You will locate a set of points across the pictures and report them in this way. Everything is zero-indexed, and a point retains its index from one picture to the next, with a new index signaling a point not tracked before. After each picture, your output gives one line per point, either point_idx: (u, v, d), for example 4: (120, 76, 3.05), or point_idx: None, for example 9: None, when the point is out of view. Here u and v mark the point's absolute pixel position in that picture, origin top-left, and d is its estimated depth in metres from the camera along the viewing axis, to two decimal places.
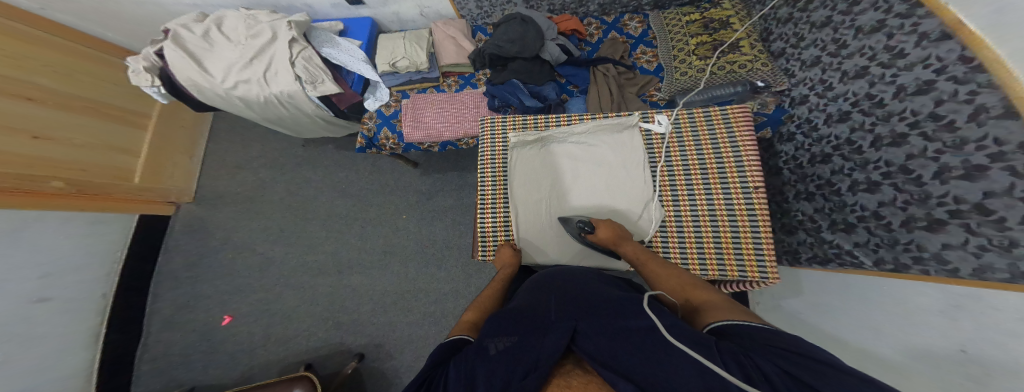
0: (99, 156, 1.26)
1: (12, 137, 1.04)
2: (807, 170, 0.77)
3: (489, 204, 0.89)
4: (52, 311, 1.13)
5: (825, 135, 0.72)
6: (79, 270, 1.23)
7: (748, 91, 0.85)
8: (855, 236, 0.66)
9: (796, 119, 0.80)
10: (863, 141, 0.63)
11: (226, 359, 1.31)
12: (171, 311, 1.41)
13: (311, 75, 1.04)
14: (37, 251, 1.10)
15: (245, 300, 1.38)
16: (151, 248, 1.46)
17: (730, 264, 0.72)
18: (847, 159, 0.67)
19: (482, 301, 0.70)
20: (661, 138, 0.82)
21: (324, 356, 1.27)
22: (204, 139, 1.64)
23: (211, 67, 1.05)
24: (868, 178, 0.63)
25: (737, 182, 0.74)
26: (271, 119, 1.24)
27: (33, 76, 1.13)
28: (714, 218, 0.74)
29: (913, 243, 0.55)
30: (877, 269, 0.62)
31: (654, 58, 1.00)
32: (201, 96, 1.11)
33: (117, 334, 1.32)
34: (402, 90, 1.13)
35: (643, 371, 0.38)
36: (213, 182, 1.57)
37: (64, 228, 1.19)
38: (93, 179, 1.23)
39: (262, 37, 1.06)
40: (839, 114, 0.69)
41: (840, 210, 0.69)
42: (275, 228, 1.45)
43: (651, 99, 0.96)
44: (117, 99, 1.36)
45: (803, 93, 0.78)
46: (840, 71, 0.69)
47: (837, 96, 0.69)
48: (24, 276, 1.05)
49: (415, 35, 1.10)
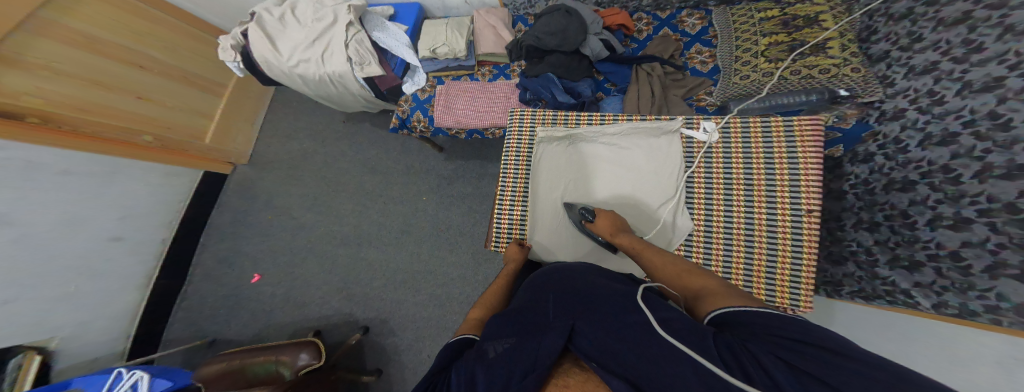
0: (184, 118, 1.45)
1: (121, 97, 1.25)
2: (877, 197, 0.64)
3: (508, 196, 0.87)
4: (123, 248, 1.32)
5: (914, 159, 0.59)
6: (150, 216, 1.41)
7: (826, 101, 0.74)
8: (919, 276, 0.56)
9: (880, 138, 0.66)
10: (965, 170, 0.51)
11: (249, 315, 1.43)
12: (211, 264, 1.55)
13: (360, 58, 1.11)
14: (119, 196, 1.30)
15: (274, 261, 1.49)
16: (210, 203, 1.63)
17: (758, 286, 0.66)
18: (936, 189, 0.54)
19: (488, 298, 0.68)
20: (704, 146, 0.74)
21: (333, 325, 1.32)
22: (265, 109, 1.80)
23: (282, 47, 1.17)
24: (956, 213, 0.52)
25: (786, 203, 0.65)
26: (322, 96, 1.33)
27: (148, 49, 1.33)
28: (749, 237, 0.68)
29: (993, 291, 0.47)
30: (937, 312, 0.53)
31: (710, 58, 0.93)
32: (270, 72, 1.22)
33: (165, 280, 1.48)
34: (438, 76, 1.16)
35: (648, 377, 0.34)
36: (265, 148, 1.72)
37: (145, 178, 1.38)
38: (175, 137, 1.42)
39: (324, 21, 1.13)
40: (942, 134, 0.55)
41: (909, 244, 0.57)
42: (310, 197, 1.55)
43: (698, 104, 0.89)
44: (205, 71, 1.55)
45: (899, 107, 0.64)
46: (961, 81, 0.54)
47: (946, 112, 0.55)
48: (102, 216, 1.24)
49: (457, 22, 1.12)
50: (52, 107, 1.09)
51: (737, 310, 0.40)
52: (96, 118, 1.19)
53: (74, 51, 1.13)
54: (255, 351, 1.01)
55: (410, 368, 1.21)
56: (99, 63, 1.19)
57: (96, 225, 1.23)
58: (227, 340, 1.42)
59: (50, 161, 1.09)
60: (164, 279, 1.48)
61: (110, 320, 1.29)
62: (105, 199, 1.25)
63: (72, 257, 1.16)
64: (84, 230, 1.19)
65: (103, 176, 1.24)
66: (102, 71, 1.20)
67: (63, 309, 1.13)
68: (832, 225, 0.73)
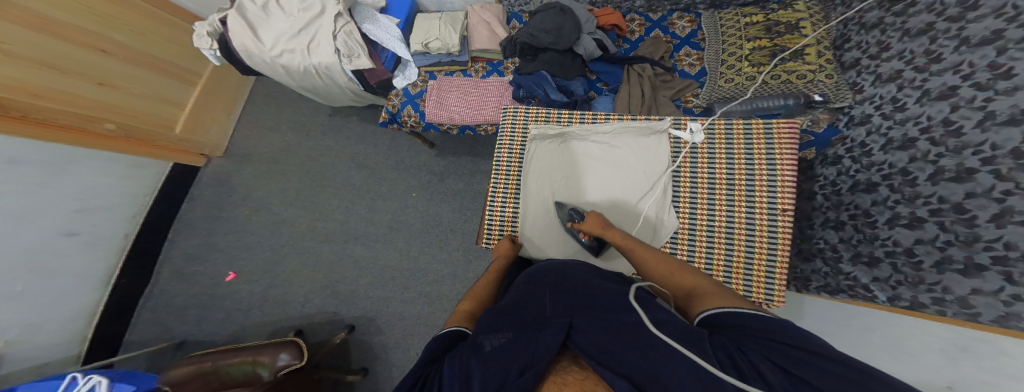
0: (151, 107, 1.36)
1: (80, 82, 1.16)
2: (844, 198, 0.69)
3: (500, 192, 0.87)
4: (78, 245, 1.22)
5: (877, 163, 0.63)
6: (110, 210, 1.32)
7: (801, 105, 0.79)
8: (877, 271, 0.61)
9: (848, 142, 0.71)
10: (921, 173, 0.55)
11: (222, 315, 1.35)
12: (181, 261, 1.46)
13: (349, 49, 1.08)
14: (73, 189, 1.20)
15: (252, 258, 1.42)
16: (180, 197, 1.54)
17: (737, 282, 0.69)
18: (895, 191, 0.59)
19: (478, 289, 0.68)
20: (691, 147, 0.77)
21: (316, 324, 1.28)
22: (244, 99, 1.72)
23: (264, 36, 1.12)
24: (912, 213, 0.56)
25: (765, 202, 0.69)
26: (307, 88, 1.29)
27: (111, 32, 1.24)
28: (730, 235, 0.71)
29: (940, 284, 0.51)
30: (892, 305, 0.58)
31: (698, 61, 0.98)
32: (250, 61, 1.17)
33: (128, 278, 1.38)
34: (431, 70, 1.15)
35: (644, 370, 0.35)
36: (244, 140, 1.64)
37: (105, 169, 1.29)
38: (141, 125, 1.33)
39: (311, 11, 1.10)
40: (902, 140, 0.59)
41: (869, 242, 0.62)
42: (292, 191, 1.50)
43: (685, 105, 0.94)
44: (176, 58, 1.46)
45: (865, 112, 0.69)
46: (920, 90, 0.58)
47: (907, 118, 0.59)
48: (53, 209, 1.14)
49: (450, 17, 1.11)
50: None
51: (733, 313, 0.41)
52: (47, 103, 1.10)
53: (28, 32, 1.04)
54: (229, 352, 0.96)
55: (398, 366, 1.19)
56: (54, 45, 1.10)
57: (47, 218, 1.13)
58: (197, 342, 1.34)
59: None
60: (126, 278, 1.38)
61: (64, 323, 1.19)
62: (58, 191, 1.16)
63: (19, 254, 1.06)
64: (33, 224, 1.09)
65: (55, 166, 1.15)
66: (58, 53, 1.11)
67: (9, 310, 1.03)
68: (803, 223, 0.79)
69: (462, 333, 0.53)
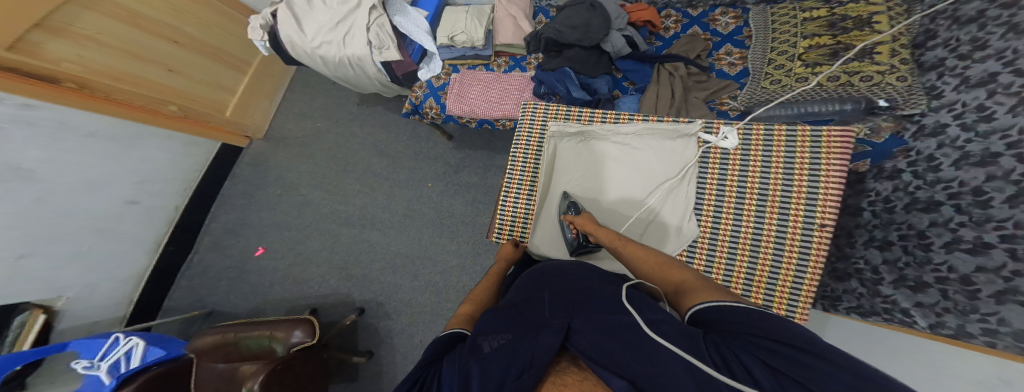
0: (208, 92, 1.48)
1: (154, 69, 1.29)
2: (896, 216, 0.61)
3: (514, 188, 0.85)
4: (138, 213, 1.36)
5: (944, 180, 0.55)
6: (166, 183, 1.45)
7: (861, 111, 0.70)
8: (922, 296, 0.53)
9: (912, 154, 0.62)
10: (997, 194, 0.47)
11: (249, 288, 1.45)
12: (219, 234, 1.58)
13: (380, 41, 1.12)
14: (140, 163, 1.33)
15: (278, 237, 1.51)
16: (223, 175, 1.66)
17: (755, 295, 0.64)
18: (961, 212, 0.51)
19: (481, 292, 0.67)
20: (721, 153, 0.71)
21: (329, 304, 1.33)
22: (285, 87, 1.82)
23: (306, 27, 1.18)
24: (977, 237, 0.48)
25: (801, 217, 0.62)
26: (340, 78, 1.35)
27: (184, 25, 1.37)
28: (755, 247, 0.65)
29: (995, 315, 0.44)
30: (934, 333, 0.51)
31: (740, 60, 0.91)
32: (293, 52, 1.24)
33: (173, 247, 1.51)
34: (454, 64, 1.15)
35: (644, 372, 0.33)
36: (281, 125, 1.74)
37: (166, 146, 1.41)
38: (200, 109, 1.45)
39: (349, 3, 1.14)
40: (982, 154, 0.50)
41: (919, 265, 0.55)
42: (319, 175, 1.57)
43: (720, 107, 0.88)
44: (232, 48, 1.57)
45: (942, 121, 0.59)
46: (1017, 97, 0.48)
47: (991, 130, 0.50)
48: (121, 180, 1.28)
49: (478, 11, 1.10)
50: (88, 73, 1.12)
51: (729, 310, 0.37)
52: (127, 86, 1.22)
53: (113, 22, 1.16)
54: (248, 325, 1.01)
55: (401, 352, 1.21)
56: (131, 34, 1.22)
57: (113, 187, 1.26)
58: (225, 312, 1.45)
59: (78, 123, 1.13)
60: (172, 245, 1.51)
61: (118, 283, 1.32)
62: (125, 164, 1.28)
63: (85, 218, 1.19)
64: (101, 192, 1.22)
65: (127, 141, 1.28)
66: (135, 42, 1.23)
67: (73, 267, 1.17)
68: (842, 241, 0.71)
69: (461, 335, 0.51)
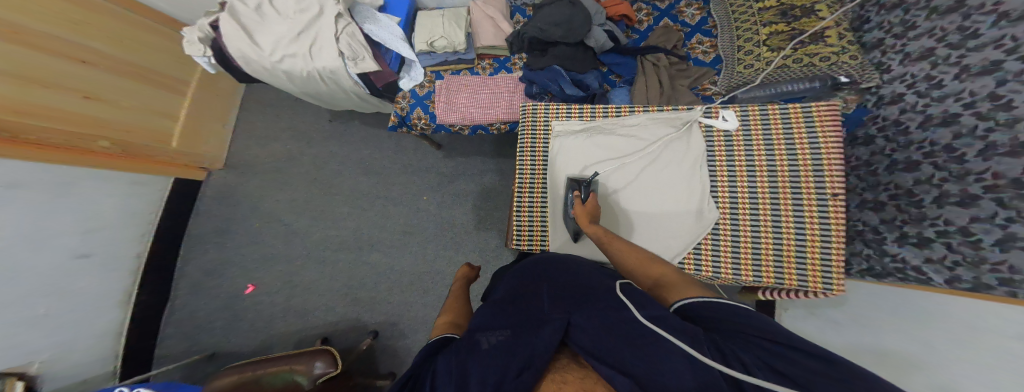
0: (145, 120, 1.31)
1: (67, 97, 1.09)
2: (881, 178, 0.70)
3: (527, 194, 0.86)
4: (93, 267, 1.21)
5: (916, 141, 0.64)
6: (116, 231, 1.30)
7: (827, 87, 0.78)
8: (929, 252, 0.60)
9: (880, 121, 0.72)
10: (969, 149, 0.55)
11: (248, 326, 1.36)
12: (199, 275, 1.46)
13: (353, 52, 1.06)
14: (79, 212, 1.17)
15: (269, 271, 1.42)
16: (185, 213, 1.52)
17: (789, 272, 0.68)
18: (942, 168, 0.59)
19: (453, 302, 0.64)
20: (724, 134, 0.76)
21: (341, 331, 1.29)
22: (235, 108, 1.67)
23: (263, 41, 1.09)
24: (964, 190, 0.56)
25: (812, 189, 0.67)
26: (309, 94, 1.27)
27: (91, 41, 1.15)
28: (777, 225, 0.70)
29: (1005, 263, 0.50)
30: (951, 286, 0.57)
31: (711, 48, 0.97)
32: (248, 68, 1.14)
33: (147, 295, 1.38)
34: (437, 70, 1.12)
35: (644, 367, 0.35)
36: (244, 151, 1.61)
37: (107, 189, 1.25)
38: (136, 140, 1.28)
39: (309, 12, 1.06)
40: (943, 116, 0.59)
41: (917, 222, 0.63)
42: (301, 201, 1.49)
43: (704, 93, 0.93)
44: (165, 66, 1.38)
45: (897, 91, 0.69)
46: (958, 66, 0.59)
47: (945, 95, 0.60)
48: (66, 233, 1.13)
49: (454, 13, 1.07)
50: None
51: (714, 305, 0.41)
52: (41, 122, 1.05)
53: (9, 45, 0.96)
54: (269, 361, 0.97)
55: None
56: (38, 60, 1.02)
57: (56, 241, 1.10)
58: (230, 352, 1.35)
59: (6, 172, 0.97)
60: (145, 294, 1.38)
61: (97, 337, 1.21)
62: (64, 215, 1.12)
63: (31, 282, 1.03)
64: (45, 249, 1.07)
65: (61, 187, 1.11)
66: (44, 70, 1.03)
67: (40, 331, 1.03)
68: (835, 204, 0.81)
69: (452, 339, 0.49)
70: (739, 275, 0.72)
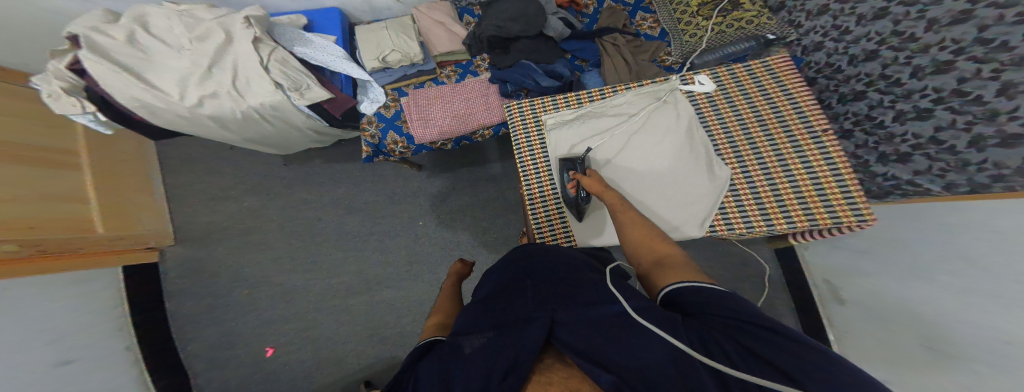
0: (54, 208, 1.10)
1: None
2: (838, 109, 0.83)
3: (538, 198, 0.80)
4: (83, 371, 1.07)
5: (853, 75, 0.78)
6: (85, 331, 1.15)
7: (762, 45, 0.90)
8: (915, 165, 0.69)
9: (813, 65, 0.87)
10: (901, 74, 0.69)
11: (286, 386, 1.30)
12: (209, 353, 1.36)
13: (293, 81, 0.91)
14: (31, 319, 1.00)
15: (283, 331, 1.36)
16: (156, 299, 1.38)
17: (819, 213, 0.65)
18: (887, 93, 0.72)
19: (443, 303, 0.68)
20: (704, 97, 0.79)
21: (382, 370, 1.30)
22: (157, 173, 1.49)
23: (162, 82, 0.87)
24: (915, 106, 0.67)
25: (803, 129, 0.71)
26: (252, 138, 1.12)
27: None
28: (787, 168, 0.70)
29: (989, 162, 0.57)
30: (949, 192, 0.65)
31: (655, 23, 1.07)
32: (157, 119, 0.93)
33: (165, 381, 1.28)
34: (397, 87, 1.04)
35: (620, 360, 0.36)
36: (192, 217, 1.47)
37: (46, 292, 1.07)
38: (56, 235, 1.09)
39: (212, 40, 0.89)
40: (864, 53, 0.75)
41: (889, 141, 0.73)
42: (286, 259, 1.42)
43: (663, 64, 1.00)
44: (38, 139, 1.13)
45: (817, 40, 0.86)
46: (855, 16, 0.77)
47: (858, 38, 0.76)
48: (30, 344, 0.97)
49: (398, 24, 1.04)
50: None
51: (690, 291, 0.45)
52: None
53: None
54: None
55: None
56: None
57: (29, 356, 0.96)
58: None
59: None
60: (161, 381, 1.28)
61: None
62: (19, 323, 0.96)
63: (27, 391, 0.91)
64: (23, 362, 0.93)
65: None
66: None
67: None
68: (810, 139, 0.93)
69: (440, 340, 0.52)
70: (772, 225, 0.68)
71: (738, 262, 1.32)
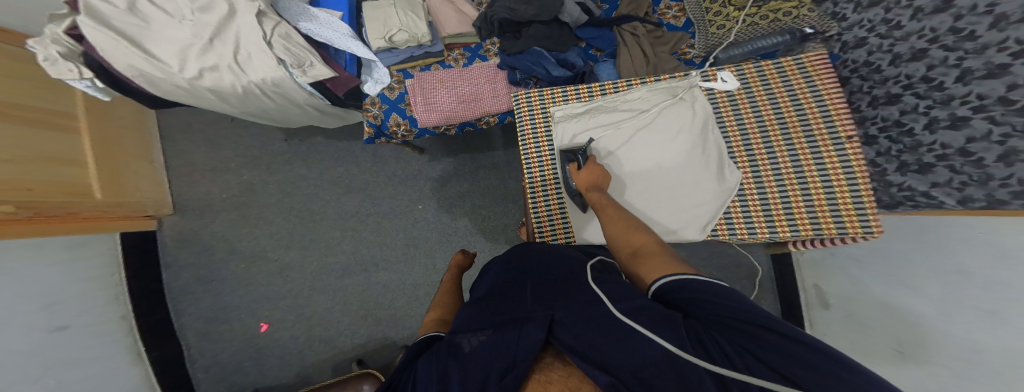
0: (48, 172, 1.08)
1: None
2: (867, 113, 0.80)
3: (540, 191, 0.79)
4: (76, 337, 1.08)
5: (891, 76, 0.73)
6: (80, 298, 1.15)
7: (797, 39, 0.87)
8: (933, 177, 0.67)
9: (850, 64, 0.83)
10: (946, 77, 0.63)
11: (279, 360, 1.32)
12: (203, 324, 1.37)
13: (296, 58, 0.89)
14: (29, 285, 1.00)
15: (278, 306, 1.37)
16: (152, 268, 1.39)
17: (826, 222, 0.65)
18: (925, 97, 0.67)
19: (443, 297, 0.67)
20: (727, 95, 0.77)
21: (373, 351, 1.32)
22: (157, 141, 1.47)
23: (162, 52, 0.85)
24: (952, 114, 0.63)
25: (825, 134, 0.69)
26: (252, 112, 1.09)
27: None
28: (801, 177, 0.68)
29: (1014, 178, 0.55)
30: (964, 206, 0.63)
31: (680, 12, 1.02)
32: (155, 88, 0.92)
33: (159, 349, 1.30)
34: (403, 68, 1.03)
35: (619, 361, 0.35)
36: (190, 189, 1.46)
37: (43, 258, 1.07)
38: (46, 199, 1.06)
39: (215, 11, 0.85)
40: (911, 52, 0.69)
41: (914, 150, 0.70)
42: (283, 236, 1.42)
43: (684, 57, 0.98)
44: (31, 99, 1.09)
45: (859, 36, 0.80)
46: (910, 9, 0.69)
47: (908, 34, 0.69)
48: (26, 310, 0.97)
49: (406, 2, 0.99)
50: None
51: (689, 286, 0.43)
52: None
53: None
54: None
55: None
56: None
57: (25, 321, 0.95)
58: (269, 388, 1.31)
59: None
60: (155, 349, 1.29)
61: None
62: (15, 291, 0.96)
63: (20, 355, 0.91)
64: (19, 328, 0.93)
65: None
66: None
67: None
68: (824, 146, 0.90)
69: (437, 336, 0.52)
70: (775, 232, 0.68)
71: (736, 265, 1.31)
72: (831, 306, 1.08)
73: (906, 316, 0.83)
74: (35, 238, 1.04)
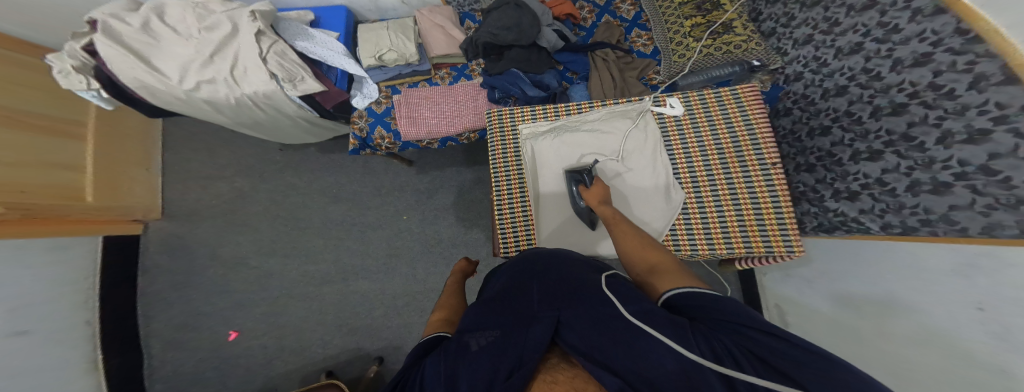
0: (43, 176, 1.11)
1: None
2: (805, 143, 0.87)
3: (507, 202, 0.81)
4: (35, 344, 1.04)
5: (823, 109, 0.81)
6: (48, 302, 1.12)
7: (745, 71, 0.96)
8: (860, 204, 0.72)
9: (792, 95, 0.91)
10: (863, 112, 0.71)
11: (245, 372, 1.27)
12: (171, 331, 1.33)
13: (288, 73, 0.94)
14: None
15: (250, 315, 1.34)
16: (129, 273, 1.37)
17: (756, 241, 0.69)
18: (848, 131, 0.74)
19: (447, 299, 0.66)
20: (674, 120, 0.81)
21: (344, 362, 1.27)
22: (158, 148, 1.52)
23: (166, 67, 0.91)
24: (869, 147, 0.70)
25: (754, 160, 0.73)
26: (246, 123, 1.15)
27: None
28: (735, 197, 0.72)
29: (920, 206, 0.60)
30: (886, 232, 0.67)
31: (649, 40, 1.11)
32: (155, 100, 0.98)
33: (118, 358, 1.25)
34: (392, 84, 1.10)
35: (628, 364, 0.35)
36: (182, 195, 1.48)
37: (20, 259, 1.05)
38: (37, 201, 1.08)
39: (220, 30, 0.93)
40: (836, 88, 0.77)
41: (843, 179, 0.76)
42: (267, 242, 1.42)
43: (651, 82, 1.05)
44: (40, 107, 1.15)
45: (797, 70, 0.89)
46: (833, 49, 0.78)
47: (832, 72, 0.78)
48: None
49: (399, 25, 1.09)
50: None
51: (693, 294, 0.44)
52: None
53: None
54: None
55: None
56: None
57: None
58: None
59: None
60: (116, 357, 1.25)
61: None
62: None
63: None
64: None
65: None
66: None
67: None
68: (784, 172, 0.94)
69: (445, 337, 0.51)
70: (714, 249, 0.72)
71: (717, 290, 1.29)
72: (791, 325, 1.06)
73: (850, 338, 0.83)
74: (14, 239, 1.03)
